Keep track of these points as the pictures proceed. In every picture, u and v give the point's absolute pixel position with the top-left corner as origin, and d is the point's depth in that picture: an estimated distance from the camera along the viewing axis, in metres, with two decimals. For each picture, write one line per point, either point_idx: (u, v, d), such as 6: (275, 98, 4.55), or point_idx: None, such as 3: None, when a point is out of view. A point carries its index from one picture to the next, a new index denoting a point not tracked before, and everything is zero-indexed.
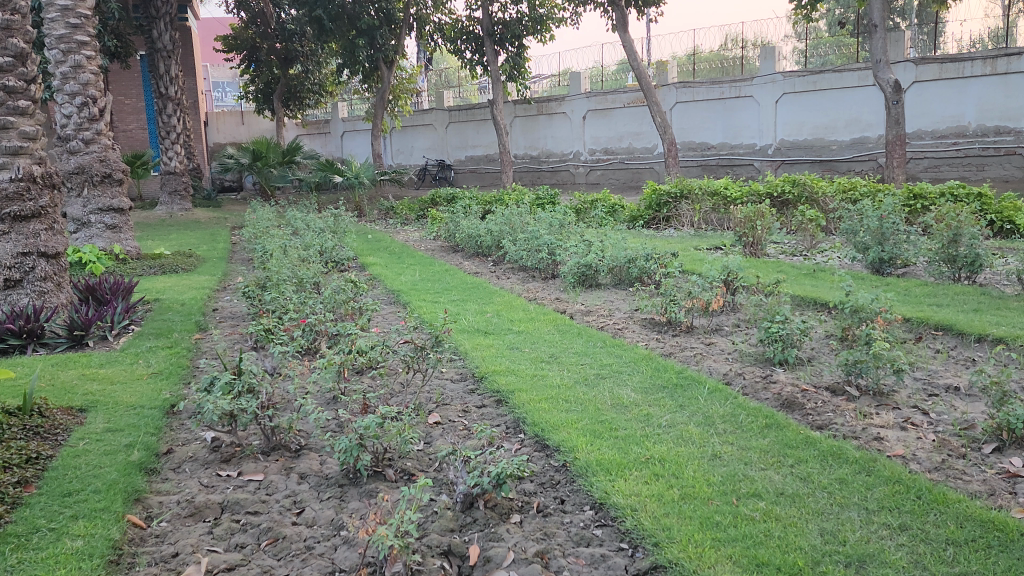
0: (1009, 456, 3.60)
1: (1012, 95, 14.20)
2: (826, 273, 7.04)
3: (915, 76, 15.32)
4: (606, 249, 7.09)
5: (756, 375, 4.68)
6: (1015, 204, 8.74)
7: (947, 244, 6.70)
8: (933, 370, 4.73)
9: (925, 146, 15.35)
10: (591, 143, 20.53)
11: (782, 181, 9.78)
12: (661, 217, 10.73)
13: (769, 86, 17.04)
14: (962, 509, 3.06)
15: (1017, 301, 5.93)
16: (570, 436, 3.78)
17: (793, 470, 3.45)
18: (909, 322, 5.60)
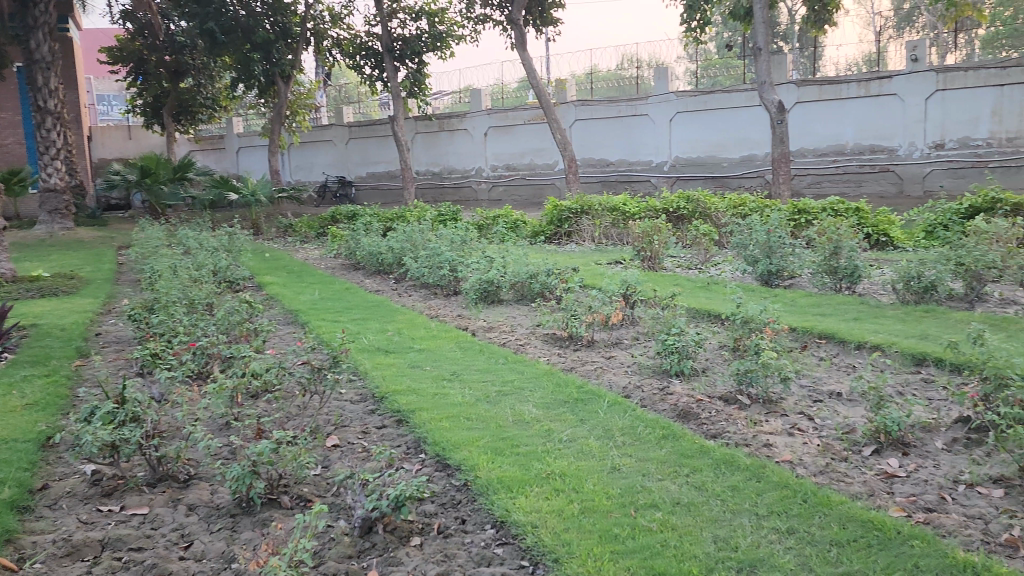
0: (886, 457, 3.81)
1: (886, 115, 15.16)
2: (719, 286, 7.28)
3: (797, 97, 16.14)
4: (508, 265, 7.15)
5: (653, 388, 4.78)
6: (889, 219, 9.28)
7: (829, 256, 7.06)
8: (818, 378, 4.96)
9: (808, 164, 16.15)
10: (493, 160, 20.67)
11: (677, 198, 10.11)
12: (563, 232, 10.87)
13: (664, 105, 17.62)
14: (846, 511, 3.20)
15: (893, 309, 6.31)
16: (471, 454, 3.77)
17: (688, 480, 3.54)
18: (796, 331, 5.86)
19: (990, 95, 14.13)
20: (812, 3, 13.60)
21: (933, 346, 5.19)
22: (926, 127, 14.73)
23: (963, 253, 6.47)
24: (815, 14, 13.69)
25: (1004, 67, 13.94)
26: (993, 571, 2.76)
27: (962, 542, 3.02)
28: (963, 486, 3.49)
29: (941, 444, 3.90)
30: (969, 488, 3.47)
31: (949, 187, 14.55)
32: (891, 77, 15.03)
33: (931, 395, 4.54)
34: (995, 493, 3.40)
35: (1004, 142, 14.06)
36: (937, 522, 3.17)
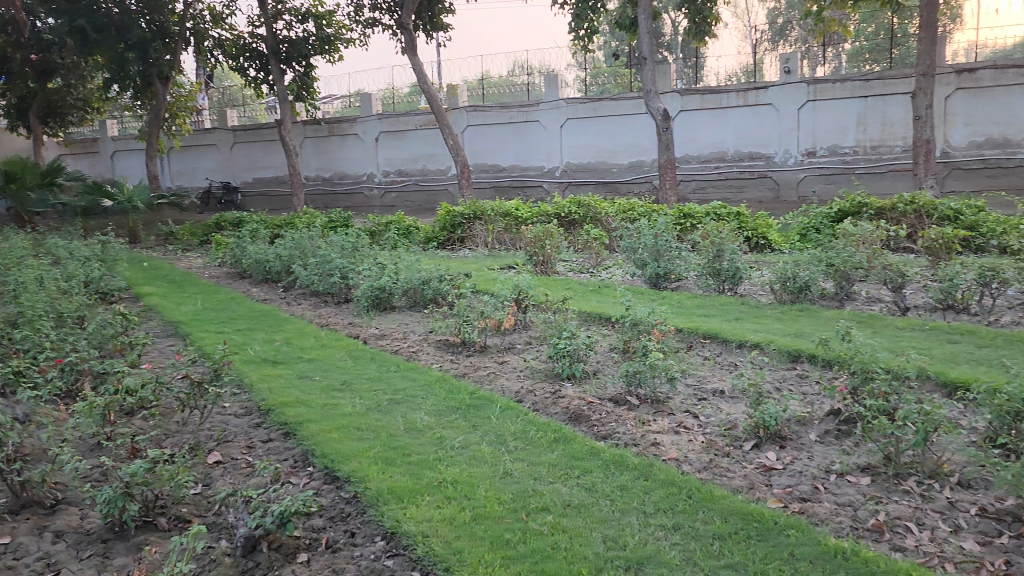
0: (765, 451, 3.98)
1: (763, 124, 15.90)
2: (610, 289, 7.44)
3: (681, 105, 16.68)
4: (400, 271, 7.08)
5: (545, 392, 4.82)
6: (767, 222, 9.73)
7: (712, 258, 7.34)
8: (702, 376, 5.14)
9: (692, 170, 16.72)
10: (385, 165, 20.46)
11: (569, 203, 10.31)
12: (456, 238, 10.85)
13: (555, 112, 17.89)
14: (728, 505, 3.32)
15: (771, 309, 6.61)
16: (361, 465, 3.71)
17: (579, 482, 3.59)
18: (682, 331, 6.04)
19: (856, 105, 15.02)
20: (693, 15, 14.11)
21: (807, 343, 5.47)
22: (799, 135, 15.54)
23: (834, 255, 6.85)
24: (696, 26, 14.19)
25: (867, 79, 14.85)
26: (861, 555, 2.93)
27: (832, 530, 3.19)
28: (835, 475, 3.69)
29: (815, 436, 4.11)
30: (839, 477, 3.67)
31: (821, 192, 15.42)
32: (766, 88, 15.76)
33: (805, 389, 4.78)
34: (863, 481, 3.61)
35: (868, 150, 15.00)
36: (810, 511, 3.33)
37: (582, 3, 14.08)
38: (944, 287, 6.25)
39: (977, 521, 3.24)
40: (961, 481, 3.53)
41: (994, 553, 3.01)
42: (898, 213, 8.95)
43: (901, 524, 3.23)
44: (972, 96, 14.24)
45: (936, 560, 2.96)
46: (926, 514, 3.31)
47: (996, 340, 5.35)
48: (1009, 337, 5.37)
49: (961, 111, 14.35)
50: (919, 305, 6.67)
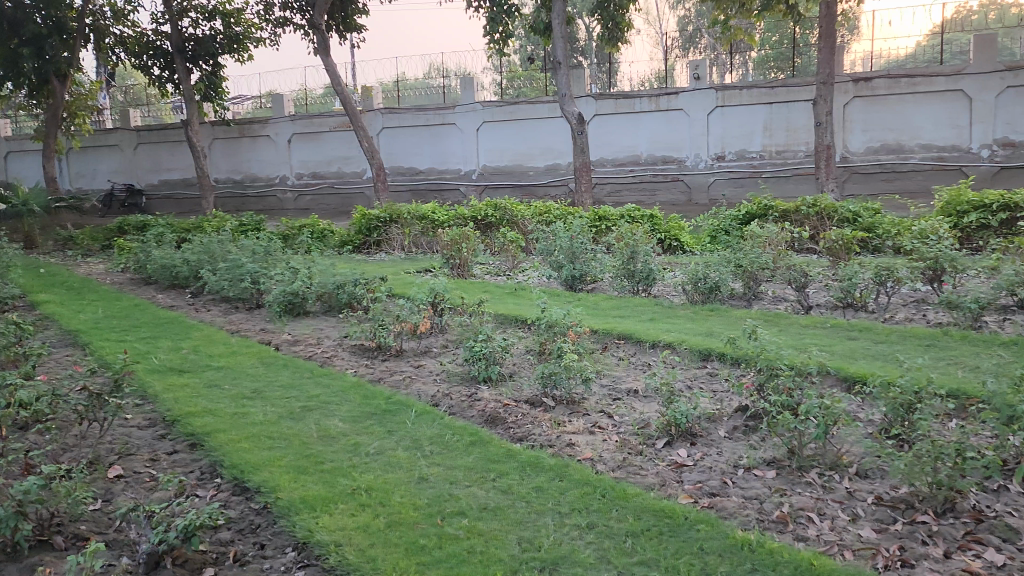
0: (677, 448, 4.07)
1: (674, 129, 16.30)
2: (526, 292, 7.48)
3: (595, 109, 16.93)
4: (314, 275, 6.94)
5: (462, 395, 4.82)
6: (679, 225, 9.95)
7: (627, 260, 7.48)
8: (617, 376, 5.22)
9: (607, 173, 17.00)
10: (298, 168, 20.07)
11: (485, 206, 10.32)
12: (372, 242, 10.72)
13: (471, 115, 17.91)
14: (640, 502, 3.39)
15: (683, 309, 6.77)
16: (272, 475, 3.62)
17: (495, 484, 3.60)
18: (597, 333, 6.12)
19: (762, 112, 15.56)
20: (606, 21, 14.34)
21: (716, 342, 5.63)
22: (709, 140, 16.00)
23: (742, 257, 7.06)
24: (608, 32, 14.44)
25: (772, 87, 15.39)
26: (766, 547, 3.03)
27: (740, 523, 3.29)
28: (742, 470, 3.80)
29: (724, 433, 4.23)
30: (747, 471, 3.79)
31: (730, 195, 15.92)
32: (677, 93, 16.16)
33: (715, 387, 4.91)
34: (769, 474, 3.73)
35: (774, 154, 15.55)
36: (719, 505, 3.43)
37: (497, 7, 14.13)
38: (844, 286, 6.52)
39: (874, 510, 3.39)
40: (859, 472, 3.69)
41: (889, 539, 3.16)
42: (802, 215, 9.31)
43: (804, 515, 3.36)
44: (869, 104, 14.95)
45: (836, 549, 3.09)
46: (827, 504, 3.45)
47: (892, 336, 5.62)
48: (903, 333, 5.65)
49: (858, 118, 15.05)
50: (821, 303, 6.95)
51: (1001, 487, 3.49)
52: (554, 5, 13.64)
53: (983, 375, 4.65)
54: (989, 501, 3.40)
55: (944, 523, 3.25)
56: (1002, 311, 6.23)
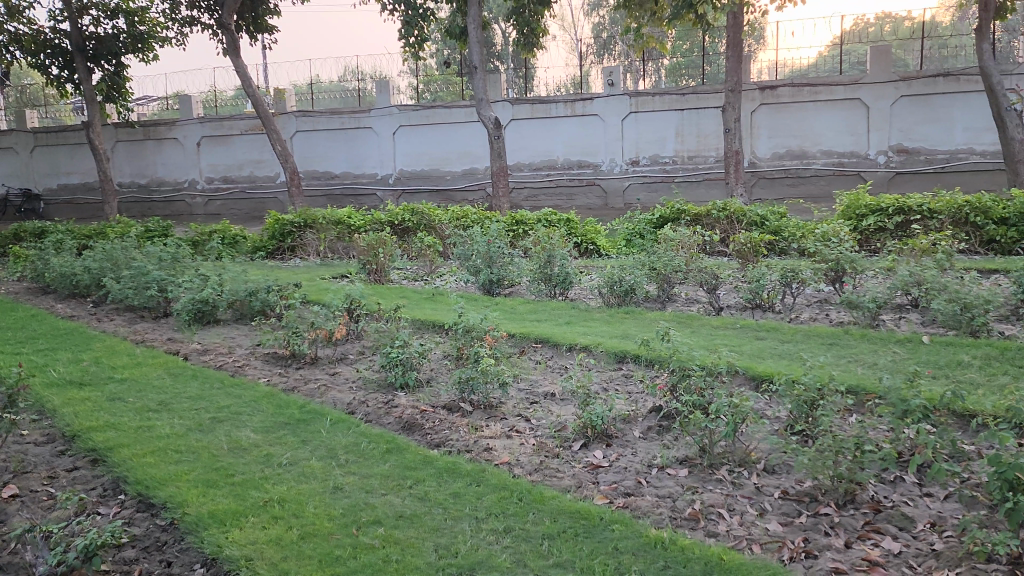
0: (592, 450, 4.13)
1: (589, 134, 16.54)
2: (444, 297, 7.46)
3: (512, 114, 17.00)
4: (225, 282, 6.74)
5: (379, 402, 4.76)
6: (595, 228, 10.10)
7: (544, 264, 7.55)
8: (534, 380, 5.25)
9: (524, 178, 17.12)
10: (208, 171, 19.50)
11: (402, 211, 10.26)
12: (286, 247, 10.51)
13: (387, 118, 17.76)
14: (557, 505, 3.42)
15: (599, 312, 6.87)
16: (179, 489, 3.51)
17: (412, 492, 3.57)
18: (514, 337, 6.14)
19: (674, 118, 15.95)
20: (521, 27, 14.44)
21: (631, 344, 5.73)
22: (623, 145, 16.32)
23: (655, 259, 7.24)
24: (524, 37, 14.54)
25: (683, 94, 15.77)
26: (678, 544, 3.10)
27: (653, 521, 3.36)
28: (656, 470, 3.88)
29: (639, 433, 4.31)
30: (660, 470, 3.87)
31: (644, 199, 16.28)
32: (592, 99, 16.41)
33: (630, 389, 4.99)
34: (681, 473, 3.82)
35: (686, 160, 15.95)
36: (634, 505, 3.49)
37: (412, 10, 14.05)
38: (752, 287, 6.73)
39: (780, 504, 3.51)
40: (767, 467, 3.81)
41: (794, 532, 3.28)
42: (712, 219, 9.58)
43: (714, 511, 3.45)
44: (775, 111, 15.48)
45: (745, 543, 3.19)
46: (737, 500, 3.55)
47: (797, 335, 5.84)
48: (807, 332, 5.88)
49: (765, 124, 15.57)
50: (731, 305, 7.16)
51: (897, 478, 3.66)
52: (469, 9, 13.64)
53: (881, 372, 4.88)
54: (886, 491, 3.56)
55: (845, 514, 3.39)
56: (898, 310, 6.55)
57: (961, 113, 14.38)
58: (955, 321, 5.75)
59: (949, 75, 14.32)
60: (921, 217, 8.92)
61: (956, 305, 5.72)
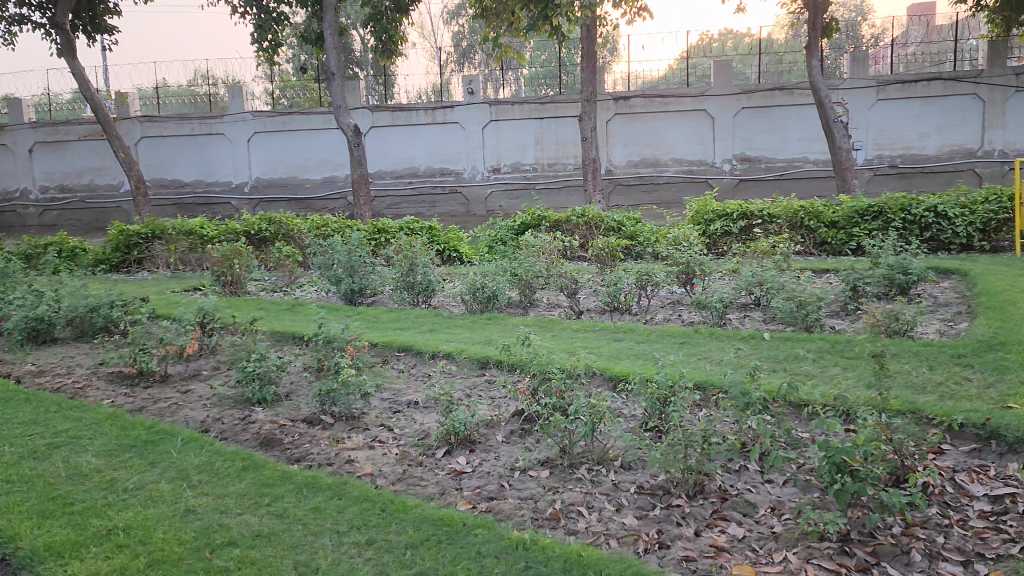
0: (456, 456, 4.15)
1: (451, 142, 16.63)
2: (303, 307, 7.27)
3: (371, 121, 16.82)
4: (62, 298, 6.30)
5: (235, 418, 4.59)
6: (458, 236, 10.13)
7: (406, 272, 7.51)
8: (397, 390, 5.21)
9: (386, 185, 16.92)
10: (42, 180, 18.16)
11: (259, 220, 9.94)
12: (132, 259, 9.96)
13: (240, 125, 17.15)
14: (420, 513, 3.41)
15: (463, 319, 6.90)
16: (10, 523, 3.26)
17: (269, 509, 3.46)
18: (377, 346, 6.07)
19: (533, 126, 16.28)
20: (379, 34, 14.31)
21: (493, 349, 5.79)
22: (484, 152, 16.49)
23: (517, 265, 7.39)
24: (383, 45, 14.43)
25: (542, 103, 16.14)
26: (539, 544, 3.17)
27: (516, 523, 3.41)
28: (518, 472, 3.95)
29: (501, 437, 4.36)
30: (522, 473, 3.93)
31: (507, 206, 16.51)
32: (453, 107, 16.50)
33: (493, 394, 5.06)
34: (542, 474, 3.90)
35: (546, 167, 16.34)
36: (497, 508, 3.54)
37: (265, 14, 13.64)
38: (611, 290, 6.96)
39: (636, 498, 3.65)
40: (623, 464, 3.95)
41: (649, 524, 3.42)
42: (572, 225, 9.86)
43: (574, 509, 3.54)
44: (628, 121, 16.10)
45: (603, 538, 3.30)
46: (595, 497, 3.66)
47: (651, 335, 6.10)
48: (660, 332, 6.15)
49: (619, 133, 16.16)
50: (591, 308, 7.36)
51: (741, 467, 3.89)
52: (325, 15, 13.38)
53: (726, 368, 5.17)
54: (732, 480, 3.77)
55: (695, 504, 3.57)
56: (743, 309, 6.95)
57: (796, 124, 15.47)
58: (792, 318, 6.17)
59: (784, 88, 15.37)
60: (762, 221, 9.52)
61: (792, 303, 6.13)
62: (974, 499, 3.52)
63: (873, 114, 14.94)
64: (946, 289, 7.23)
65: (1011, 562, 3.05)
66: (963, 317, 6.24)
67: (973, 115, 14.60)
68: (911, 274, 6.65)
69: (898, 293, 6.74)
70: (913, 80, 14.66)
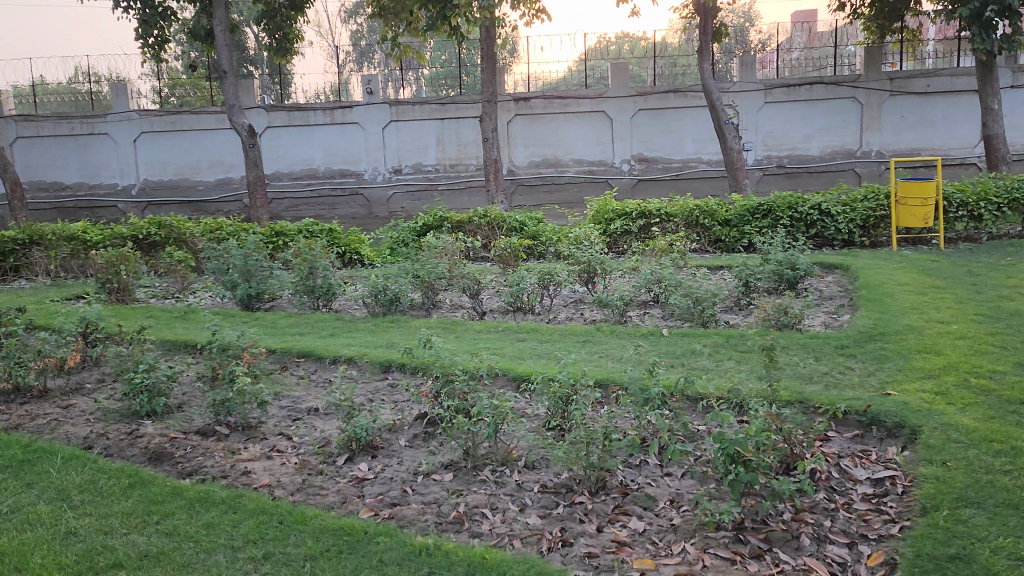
0: (357, 463, 4.06)
1: (349, 142, 16.35)
2: (197, 314, 7.00)
3: (268, 122, 16.33)
4: None
5: (121, 433, 4.36)
6: (359, 238, 9.95)
7: (306, 276, 7.31)
8: (296, 397, 5.07)
9: (284, 187, 16.50)
10: None
11: (147, 223, 9.50)
12: (8, 267, 9.37)
13: (125, 124, 16.39)
14: (319, 523, 3.32)
15: (365, 323, 6.78)
16: None
17: (158, 527, 3.32)
18: (275, 353, 5.90)
19: (433, 127, 16.20)
20: (274, 31, 13.93)
21: (396, 353, 5.71)
22: (385, 153, 16.31)
23: (419, 267, 7.31)
24: (278, 43, 14.05)
25: (442, 104, 16.07)
26: (442, 549, 3.14)
27: (419, 529, 3.37)
28: (421, 476, 3.89)
29: (404, 442, 4.29)
30: (425, 477, 3.88)
31: (409, 208, 16.38)
32: (352, 107, 16.23)
33: (396, 398, 4.99)
34: (446, 477, 3.87)
35: (447, 168, 16.29)
36: (399, 514, 3.48)
37: (150, 9, 13.05)
38: (513, 291, 6.99)
39: (539, 497, 3.66)
40: (527, 464, 3.96)
41: (552, 523, 3.44)
42: (474, 225, 9.84)
43: (478, 512, 3.53)
44: (529, 122, 16.21)
45: (506, 539, 3.30)
46: (499, 498, 3.66)
47: (554, 335, 6.15)
48: (563, 331, 6.20)
49: (520, 134, 16.25)
50: (494, 309, 7.35)
51: (641, 461, 3.96)
52: (215, 11, 12.93)
53: (626, 365, 5.27)
54: (633, 475, 3.83)
55: (597, 500, 3.61)
56: (643, 305, 7.10)
57: (690, 126, 15.95)
58: (689, 314, 6.33)
59: (678, 91, 15.80)
60: (660, 220, 9.74)
61: (689, 300, 6.31)
62: (857, 483, 3.70)
63: (761, 117, 15.54)
64: (830, 283, 7.59)
65: (892, 542, 3.21)
66: (846, 310, 6.55)
67: (853, 118, 15.41)
68: (798, 269, 6.94)
69: (786, 288, 7.02)
70: (798, 84, 15.35)
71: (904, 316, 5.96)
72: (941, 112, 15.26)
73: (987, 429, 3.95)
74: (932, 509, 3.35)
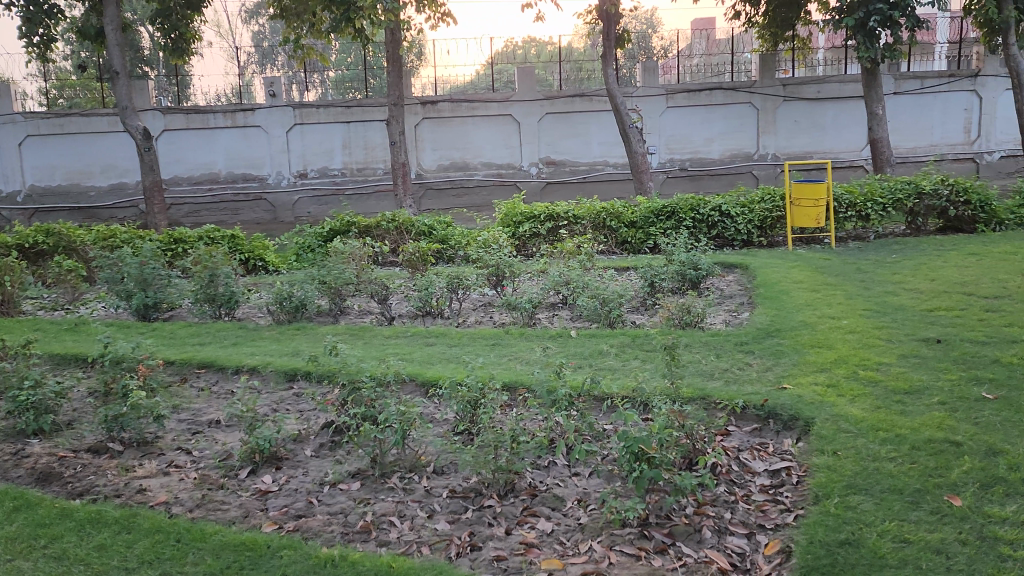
0: (261, 475, 3.95)
1: (252, 146, 15.94)
2: (88, 326, 6.67)
3: (164, 124, 15.73)
4: None
5: (4, 454, 4.11)
6: (263, 244, 9.69)
7: (206, 284, 7.06)
8: (196, 409, 4.89)
9: (183, 192, 15.89)
10: None
11: (33, 231, 9.00)
12: None
13: (9, 127, 15.50)
14: (220, 539, 3.21)
15: (269, 331, 6.60)
16: None
17: (45, 552, 3.16)
18: (173, 365, 5.67)
19: (340, 130, 15.97)
20: (169, 31, 13.43)
21: (301, 361, 5.59)
22: (289, 157, 15.98)
23: (325, 272, 7.16)
24: (173, 43, 13.55)
25: (348, 106, 15.85)
26: (348, 559, 3.09)
27: (324, 541, 3.31)
28: (327, 486, 3.81)
29: (310, 452, 4.20)
30: (332, 487, 3.81)
31: (315, 213, 16.12)
32: (254, 109, 15.83)
33: (301, 407, 4.87)
34: (353, 486, 3.80)
35: (354, 172, 16.08)
36: (304, 527, 3.41)
37: (34, 6, 12.38)
38: (421, 295, 6.93)
39: (448, 503, 3.65)
40: (435, 469, 3.94)
41: (460, 528, 3.43)
42: (382, 230, 9.71)
43: (385, 520, 3.48)
44: (437, 125, 16.11)
45: (414, 547, 3.27)
46: (407, 505, 3.62)
47: (462, 339, 6.14)
48: (471, 335, 6.19)
49: (427, 137, 16.12)
50: (403, 314, 7.28)
51: (550, 462, 3.99)
52: (106, 9, 12.39)
53: (534, 367, 5.30)
54: (541, 476, 3.86)
55: (506, 503, 3.62)
56: (552, 307, 7.16)
57: (595, 129, 16.26)
58: (596, 315, 6.43)
59: (583, 95, 16.07)
60: (568, 222, 9.86)
61: (596, 301, 6.40)
62: (756, 475, 3.83)
63: (664, 121, 15.95)
64: (731, 281, 7.84)
65: (787, 531, 3.34)
66: (745, 308, 6.77)
67: (750, 123, 15.97)
68: (700, 269, 7.13)
69: (689, 288, 7.21)
70: (698, 89, 15.83)
71: (798, 313, 6.21)
72: (831, 116, 16.02)
73: (874, 418, 4.15)
74: (824, 497, 3.50)
